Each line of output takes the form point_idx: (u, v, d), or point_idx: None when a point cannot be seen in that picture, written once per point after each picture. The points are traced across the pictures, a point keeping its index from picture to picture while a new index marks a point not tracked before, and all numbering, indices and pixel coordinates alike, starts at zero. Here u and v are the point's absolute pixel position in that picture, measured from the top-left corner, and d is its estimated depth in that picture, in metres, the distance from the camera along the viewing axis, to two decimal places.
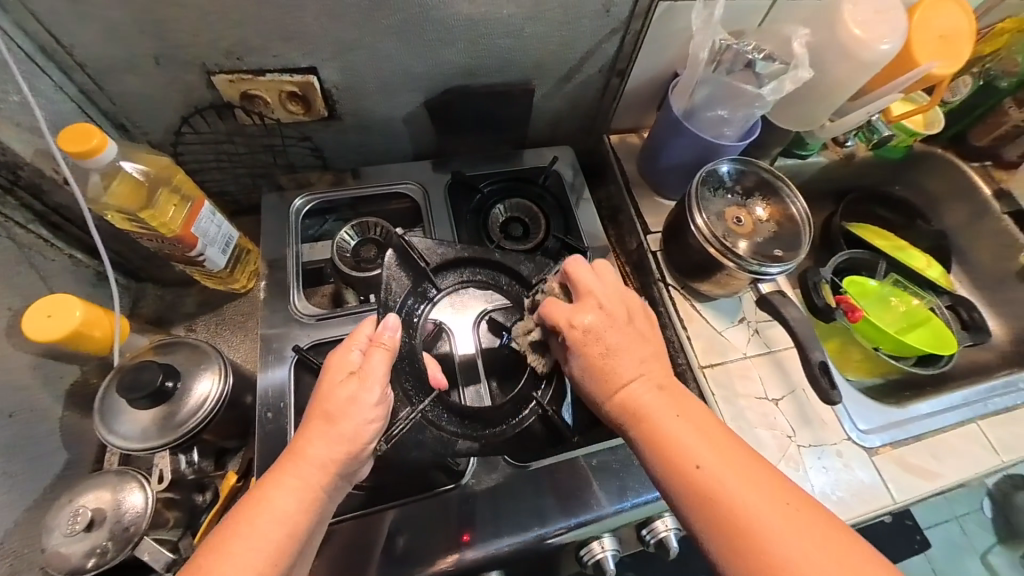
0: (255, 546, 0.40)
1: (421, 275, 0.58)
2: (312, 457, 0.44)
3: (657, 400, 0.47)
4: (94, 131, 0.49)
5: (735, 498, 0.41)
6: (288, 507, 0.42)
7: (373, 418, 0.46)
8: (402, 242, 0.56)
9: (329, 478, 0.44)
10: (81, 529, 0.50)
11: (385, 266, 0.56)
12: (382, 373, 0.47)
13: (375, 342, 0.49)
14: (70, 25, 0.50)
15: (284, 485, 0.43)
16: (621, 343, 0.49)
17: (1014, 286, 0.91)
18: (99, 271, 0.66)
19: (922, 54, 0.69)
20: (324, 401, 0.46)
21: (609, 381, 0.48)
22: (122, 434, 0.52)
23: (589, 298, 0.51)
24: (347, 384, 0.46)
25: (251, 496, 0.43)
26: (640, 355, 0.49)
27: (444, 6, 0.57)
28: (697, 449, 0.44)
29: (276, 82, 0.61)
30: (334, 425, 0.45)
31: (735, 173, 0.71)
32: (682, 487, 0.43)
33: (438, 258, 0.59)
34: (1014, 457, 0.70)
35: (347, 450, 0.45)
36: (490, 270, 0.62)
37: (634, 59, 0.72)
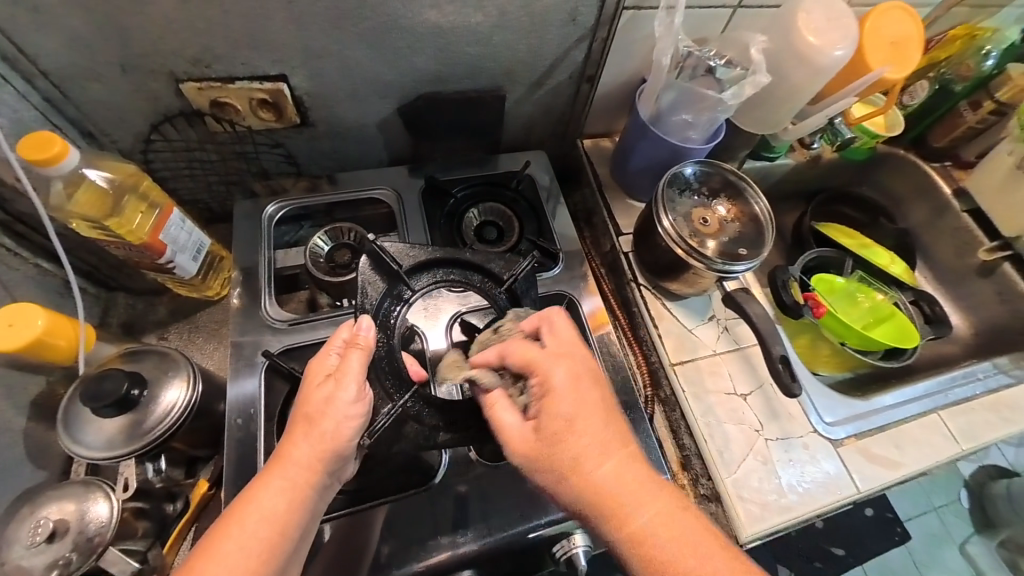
0: (246, 543, 0.42)
1: (395, 277, 0.57)
2: (296, 458, 0.45)
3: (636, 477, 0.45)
4: (55, 138, 0.49)
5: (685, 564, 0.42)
6: (275, 505, 0.44)
7: (353, 415, 0.46)
8: (374, 246, 0.56)
9: (315, 476, 0.45)
10: (42, 540, 0.50)
11: (360, 271, 0.56)
12: (357, 372, 0.47)
13: (352, 342, 0.49)
14: (31, 34, 0.50)
15: (271, 486, 0.44)
16: (598, 412, 0.47)
17: (975, 280, 0.94)
18: (67, 280, 0.65)
19: (875, 59, 0.72)
20: (305, 404, 0.47)
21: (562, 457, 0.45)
22: (87, 444, 0.52)
23: (575, 362, 0.49)
24: (324, 385, 0.47)
25: (240, 499, 0.45)
26: (619, 428, 0.48)
27: (411, 15, 0.59)
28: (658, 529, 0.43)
29: (245, 90, 0.61)
30: (314, 427, 0.46)
31: (700, 175, 0.74)
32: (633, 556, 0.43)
33: (410, 260, 0.58)
34: (973, 445, 0.72)
35: (328, 449, 0.45)
36: (463, 269, 0.60)
37: (602, 65, 0.74)
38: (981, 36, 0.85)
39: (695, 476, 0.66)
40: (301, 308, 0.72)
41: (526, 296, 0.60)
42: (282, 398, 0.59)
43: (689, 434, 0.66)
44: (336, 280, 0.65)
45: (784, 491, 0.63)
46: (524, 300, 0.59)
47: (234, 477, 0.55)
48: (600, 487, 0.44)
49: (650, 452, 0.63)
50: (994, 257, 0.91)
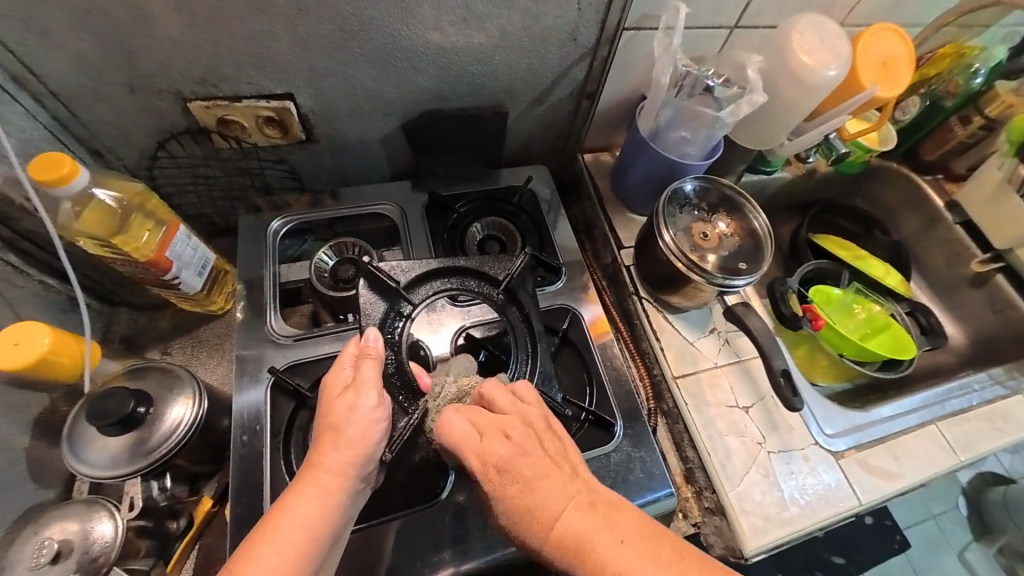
0: (284, 551, 0.41)
1: (394, 294, 0.59)
2: (328, 466, 0.45)
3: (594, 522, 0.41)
4: (65, 159, 0.49)
5: None
6: (309, 511, 0.43)
7: (377, 418, 0.48)
8: (370, 267, 0.58)
9: (346, 481, 0.46)
10: (46, 561, 0.50)
11: (358, 294, 0.58)
12: (376, 379, 0.49)
13: (362, 354, 0.51)
14: (41, 55, 0.51)
15: (304, 494, 0.44)
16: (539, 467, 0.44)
17: (968, 291, 0.96)
18: (70, 296, 0.65)
19: (866, 78, 0.74)
20: (327, 414, 0.48)
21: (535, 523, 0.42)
22: (91, 463, 0.52)
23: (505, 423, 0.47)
24: (344, 395, 0.48)
25: (271, 511, 0.43)
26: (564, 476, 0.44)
27: (415, 36, 0.60)
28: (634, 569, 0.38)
29: (251, 108, 0.62)
30: (341, 434, 0.46)
31: (699, 191, 0.75)
32: None
33: (406, 275, 0.61)
34: (970, 455, 0.73)
35: (358, 453, 0.46)
36: (459, 276, 0.63)
37: (601, 83, 0.75)
38: (969, 54, 0.87)
39: (699, 489, 0.66)
40: (304, 322, 0.73)
41: (521, 293, 0.62)
42: (287, 414, 0.59)
43: (692, 447, 0.67)
44: (339, 295, 0.65)
45: (786, 503, 0.63)
46: (519, 295, 0.62)
47: (239, 494, 0.55)
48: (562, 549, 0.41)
49: (653, 465, 0.63)
50: (986, 268, 0.92)
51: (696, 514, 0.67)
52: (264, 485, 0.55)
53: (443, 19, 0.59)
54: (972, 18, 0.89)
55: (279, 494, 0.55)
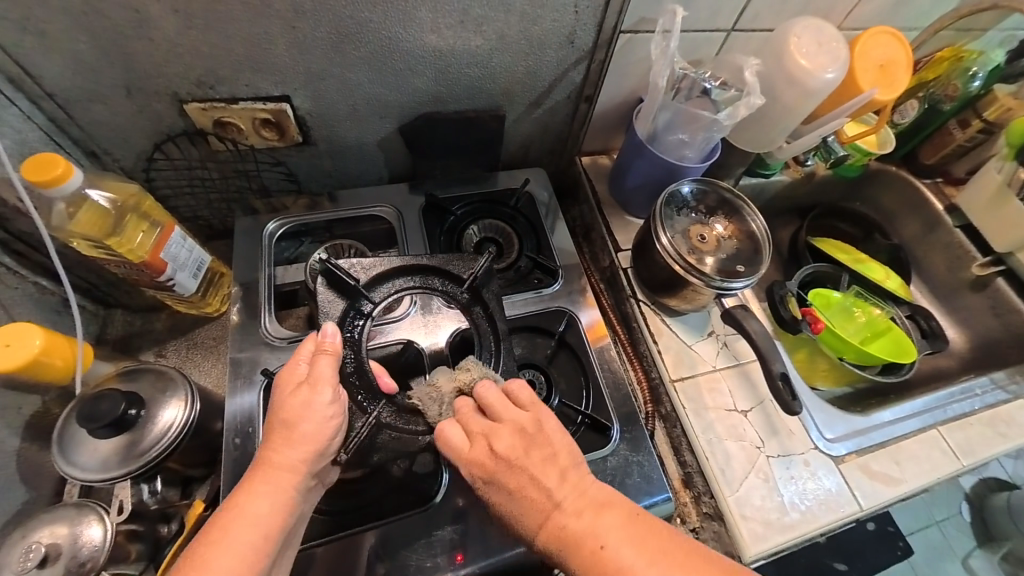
0: (238, 551, 0.40)
1: (353, 292, 0.54)
2: (280, 464, 0.44)
3: (586, 524, 0.41)
4: (60, 160, 0.49)
5: None
6: (263, 509, 0.42)
7: (332, 415, 0.46)
8: (326, 264, 0.53)
9: (300, 478, 0.45)
10: (34, 566, 0.49)
11: (318, 294, 0.55)
12: (331, 376, 0.47)
13: (319, 349, 0.49)
14: (37, 57, 0.51)
15: (256, 492, 0.43)
16: (534, 467, 0.44)
17: (969, 295, 0.95)
18: (65, 298, 0.65)
19: (865, 80, 0.75)
20: (280, 411, 0.46)
21: (533, 521, 0.42)
22: (82, 466, 0.51)
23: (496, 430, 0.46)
24: (298, 392, 0.46)
25: (224, 509, 0.43)
26: (557, 474, 0.44)
27: (412, 39, 0.60)
28: (628, 561, 0.39)
29: (248, 110, 0.62)
30: (294, 431, 0.45)
31: (696, 194, 0.75)
32: None
33: (366, 274, 0.56)
34: (972, 460, 0.72)
35: (312, 450, 0.45)
36: (422, 274, 0.58)
37: (599, 86, 0.75)
38: (967, 58, 0.88)
39: (698, 494, 0.66)
40: (300, 324, 0.72)
41: (488, 292, 0.58)
42: None
43: (690, 451, 0.66)
44: None
45: (785, 509, 0.62)
46: (483, 294, 0.58)
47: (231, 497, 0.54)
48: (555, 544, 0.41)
49: (651, 469, 0.63)
50: (986, 272, 0.92)
51: (695, 519, 0.67)
52: None
53: (441, 22, 0.59)
54: (970, 22, 0.89)
55: None
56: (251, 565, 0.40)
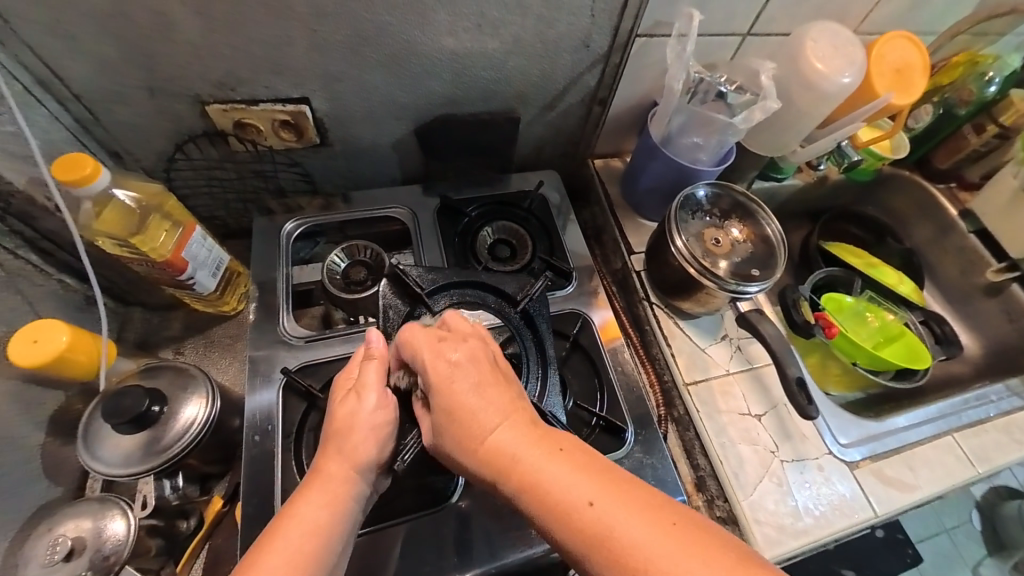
0: (293, 557, 0.40)
1: (415, 299, 0.58)
2: (333, 471, 0.45)
3: (521, 444, 0.41)
4: (88, 160, 0.50)
5: (627, 528, 0.36)
6: (318, 516, 0.43)
7: (382, 421, 0.48)
8: (397, 268, 0.58)
9: (353, 486, 0.45)
10: (60, 558, 0.50)
11: (381, 295, 0.58)
12: (378, 382, 0.49)
13: (368, 356, 0.51)
14: (66, 59, 0.52)
15: (310, 499, 0.44)
16: (478, 386, 0.44)
17: (983, 300, 0.94)
18: (88, 295, 0.66)
19: (880, 85, 0.74)
20: (332, 418, 0.48)
21: (469, 433, 0.42)
22: (105, 461, 0.52)
23: (442, 348, 0.46)
24: (348, 399, 0.49)
25: (278, 517, 0.43)
26: (500, 397, 0.44)
27: (429, 42, 0.61)
28: (559, 482, 0.39)
29: (268, 112, 0.63)
30: (347, 438, 0.47)
31: (711, 197, 0.75)
32: (573, 535, 0.37)
33: (431, 282, 0.60)
34: (988, 467, 0.72)
35: (362, 456, 0.46)
36: (477, 289, 0.62)
37: (613, 89, 0.75)
38: (982, 62, 0.87)
39: (710, 498, 0.65)
40: (315, 323, 0.73)
41: (540, 315, 0.61)
42: (298, 415, 0.59)
43: (703, 455, 0.66)
44: (352, 297, 0.65)
45: (799, 513, 0.62)
46: (537, 321, 0.61)
47: (250, 494, 0.55)
48: (490, 465, 0.41)
49: (664, 472, 0.62)
50: (1001, 277, 0.91)
51: None
52: (276, 486, 0.55)
53: (458, 25, 0.60)
54: (987, 26, 0.88)
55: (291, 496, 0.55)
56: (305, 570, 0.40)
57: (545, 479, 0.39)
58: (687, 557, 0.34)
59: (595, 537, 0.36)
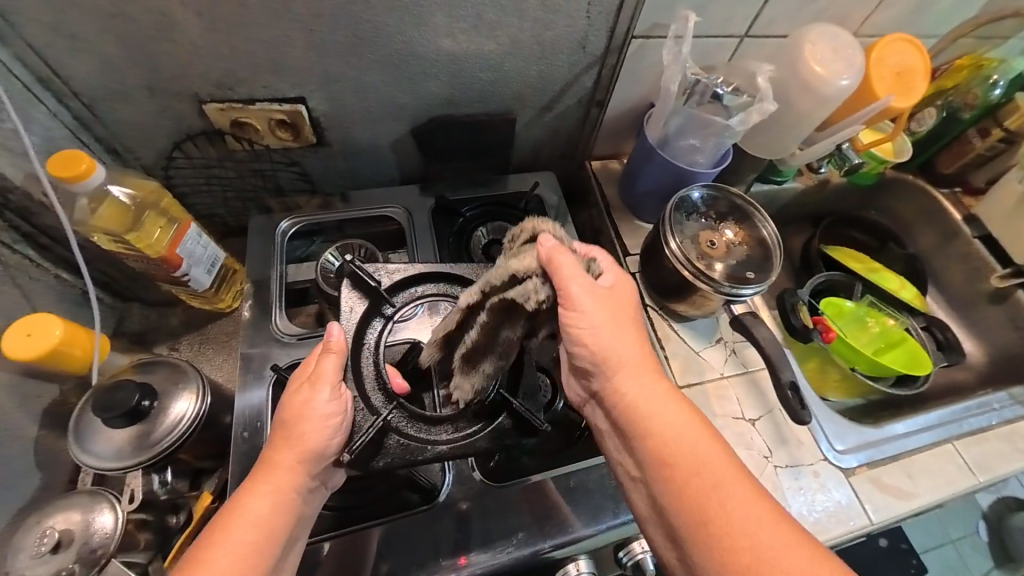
0: (238, 550, 0.41)
1: (375, 295, 0.55)
2: (280, 463, 0.45)
3: (645, 376, 0.50)
4: (84, 157, 0.51)
5: (715, 478, 0.45)
6: (262, 510, 0.43)
7: (333, 414, 0.47)
8: (351, 264, 0.55)
9: (299, 478, 0.45)
10: (47, 551, 0.50)
11: (342, 295, 0.55)
12: (333, 375, 0.48)
13: (326, 347, 0.50)
14: (65, 59, 0.53)
15: (256, 492, 0.44)
16: (629, 324, 0.52)
17: (988, 307, 0.93)
18: (85, 290, 0.67)
19: (881, 88, 0.74)
20: (283, 410, 0.47)
21: (611, 349, 0.50)
22: (96, 454, 0.52)
23: (619, 286, 0.53)
24: (300, 390, 0.47)
25: (227, 507, 0.44)
26: (640, 336, 0.53)
27: (426, 43, 0.61)
28: (672, 417, 0.49)
29: (265, 111, 0.64)
30: (294, 431, 0.46)
31: (707, 199, 0.75)
32: (665, 458, 0.47)
33: (388, 278, 0.58)
34: (989, 477, 0.70)
35: (310, 450, 0.46)
36: (442, 282, 0.60)
37: (610, 90, 0.75)
38: (987, 66, 0.86)
39: None
40: (310, 322, 0.73)
41: None
42: None
43: None
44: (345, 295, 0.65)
45: (793, 520, 0.61)
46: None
47: (238, 490, 0.55)
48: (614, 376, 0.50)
49: None
50: (1006, 284, 0.89)
51: None
52: None
53: (455, 27, 0.60)
54: (991, 30, 0.87)
55: None
56: (249, 563, 0.41)
57: (659, 411, 0.49)
58: (756, 519, 0.43)
59: (681, 463, 0.46)
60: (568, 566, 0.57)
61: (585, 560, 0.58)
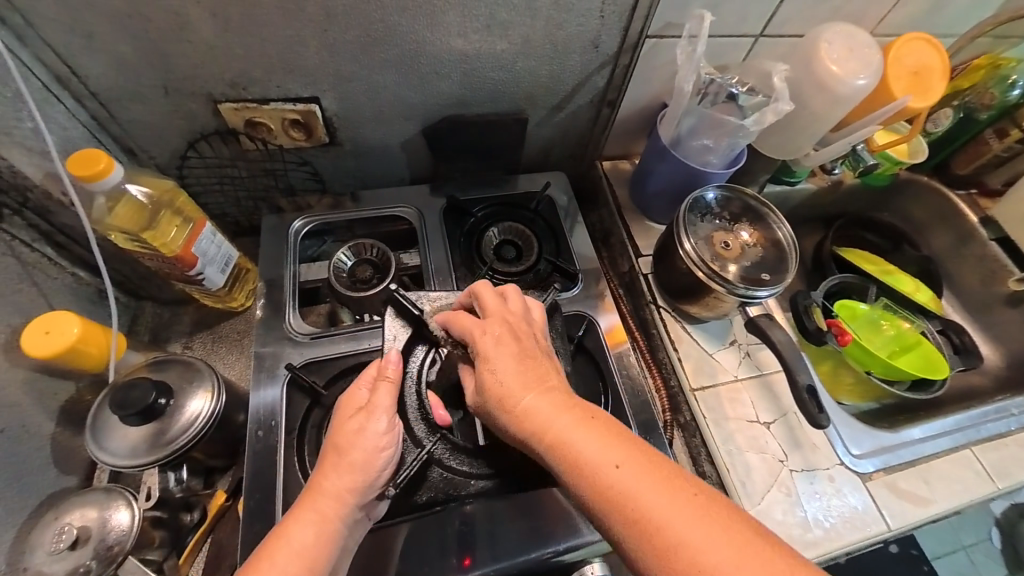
0: None
1: (418, 323, 0.57)
2: (328, 490, 0.45)
3: (555, 411, 0.44)
4: (102, 156, 0.51)
5: (662, 517, 0.38)
6: (305, 540, 0.43)
7: (383, 446, 0.48)
8: (394, 294, 0.57)
9: (344, 509, 0.45)
10: (65, 547, 0.50)
11: (385, 323, 0.57)
12: (387, 404, 0.49)
13: (380, 376, 0.51)
14: (83, 58, 0.53)
15: (301, 520, 0.44)
16: (522, 359, 0.48)
17: (1004, 310, 0.91)
18: (101, 289, 0.68)
19: (897, 88, 0.73)
20: (336, 435, 0.48)
21: (505, 396, 0.46)
22: (112, 452, 0.52)
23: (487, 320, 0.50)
24: (355, 417, 0.48)
25: (272, 533, 0.44)
26: (545, 373, 0.47)
27: (438, 42, 0.61)
28: (589, 449, 0.42)
29: (278, 111, 0.64)
30: (346, 458, 0.46)
31: (721, 199, 0.74)
32: (607, 512, 0.40)
33: (430, 304, 0.58)
34: (1008, 483, 0.69)
35: (359, 480, 0.46)
36: None
37: (623, 90, 0.75)
38: (1005, 66, 0.85)
39: None
40: (321, 321, 0.73)
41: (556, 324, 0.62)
42: (302, 412, 0.60)
43: (709, 461, 0.64)
44: (357, 295, 0.65)
45: (809, 525, 0.61)
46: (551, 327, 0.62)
47: (252, 489, 0.55)
48: (523, 426, 0.45)
49: None
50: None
51: None
52: (277, 481, 0.55)
53: (467, 26, 0.60)
54: (1009, 29, 0.86)
55: (292, 493, 0.55)
56: None
57: (579, 454, 0.42)
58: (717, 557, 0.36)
59: (615, 503, 0.39)
60: (582, 568, 0.56)
61: (599, 563, 0.57)
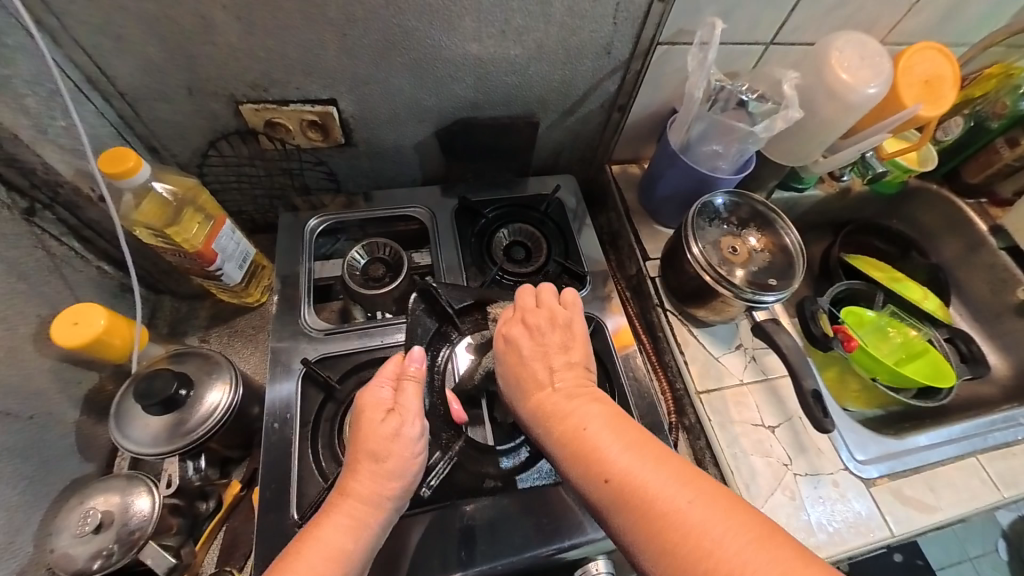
0: None
1: (445, 318, 0.60)
2: (363, 494, 0.46)
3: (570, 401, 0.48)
4: (131, 154, 0.53)
5: (663, 502, 0.39)
6: (342, 543, 0.44)
7: (416, 450, 0.49)
8: (427, 286, 0.58)
9: (380, 513, 0.46)
10: (89, 530, 0.52)
11: (409, 312, 0.58)
12: (417, 408, 0.50)
13: (403, 376, 0.52)
14: (112, 59, 0.55)
15: (338, 524, 0.45)
16: (539, 355, 0.51)
17: (1013, 320, 0.91)
18: (123, 283, 0.70)
19: (908, 96, 0.73)
20: (366, 441, 0.48)
21: (528, 387, 0.50)
22: (135, 440, 0.54)
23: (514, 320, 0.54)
24: (387, 422, 0.49)
25: (304, 538, 0.44)
26: (567, 370, 0.51)
27: (453, 47, 0.62)
28: (601, 438, 0.44)
29: (297, 112, 0.66)
30: (381, 463, 0.47)
31: (729, 205, 0.75)
32: (611, 498, 0.41)
33: (460, 302, 0.60)
34: (1014, 492, 0.69)
35: (395, 485, 0.47)
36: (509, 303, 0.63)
37: (633, 96, 0.76)
38: (1017, 74, 0.84)
39: None
40: (333, 318, 0.74)
41: None
42: (316, 405, 0.61)
43: (714, 464, 0.65)
44: (370, 293, 0.67)
45: (813, 529, 0.61)
46: None
47: (268, 479, 0.56)
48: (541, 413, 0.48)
49: None
50: None
51: None
52: (292, 473, 0.57)
53: (483, 32, 0.61)
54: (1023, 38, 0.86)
55: (307, 484, 0.57)
56: None
57: (588, 439, 0.44)
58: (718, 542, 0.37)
59: (620, 488, 0.41)
60: (586, 566, 0.57)
61: (603, 561, 0.57)
